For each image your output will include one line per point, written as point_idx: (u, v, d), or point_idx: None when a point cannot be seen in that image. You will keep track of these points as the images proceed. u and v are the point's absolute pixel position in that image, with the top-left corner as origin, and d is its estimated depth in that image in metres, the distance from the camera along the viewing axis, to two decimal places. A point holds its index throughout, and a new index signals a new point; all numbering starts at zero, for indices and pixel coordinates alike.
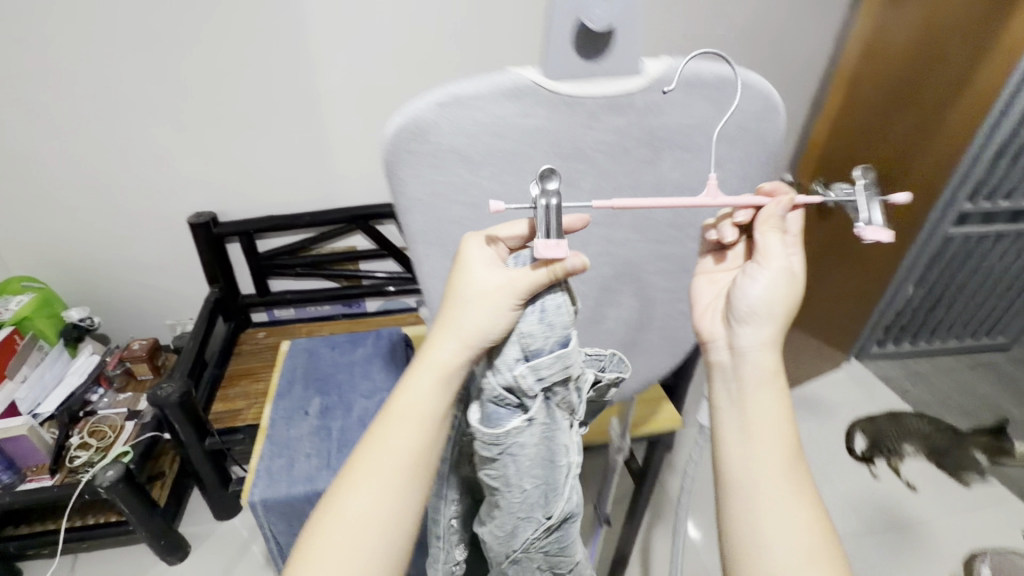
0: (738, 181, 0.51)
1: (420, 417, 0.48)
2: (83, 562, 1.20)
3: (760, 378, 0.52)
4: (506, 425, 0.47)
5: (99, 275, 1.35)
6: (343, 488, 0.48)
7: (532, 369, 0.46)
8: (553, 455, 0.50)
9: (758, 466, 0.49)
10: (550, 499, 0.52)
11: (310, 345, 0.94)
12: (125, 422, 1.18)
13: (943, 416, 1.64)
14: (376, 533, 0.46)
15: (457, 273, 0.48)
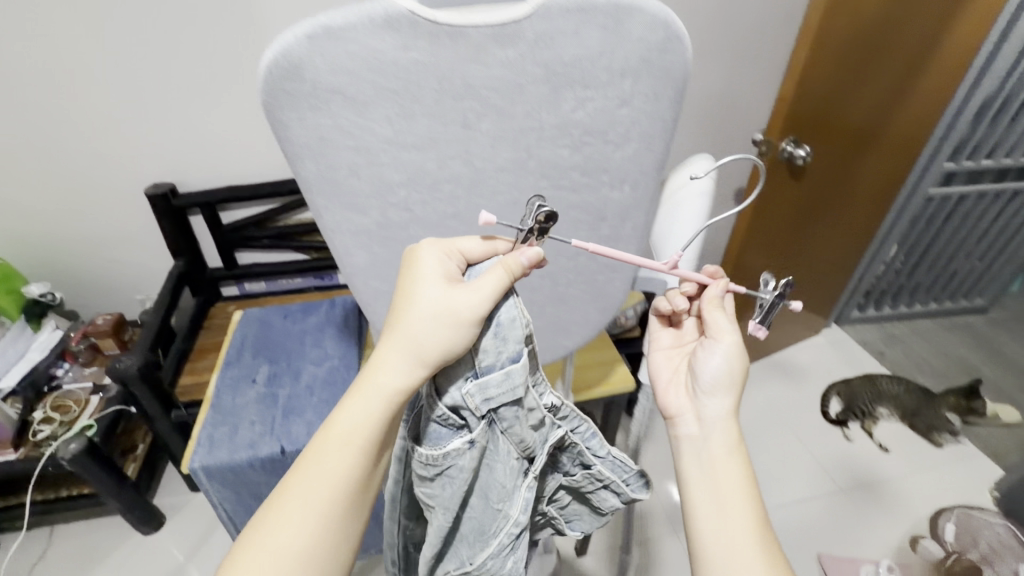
0: (658, 126, 0.47)
1: (358, 444, 0.47)
2: (62, 531, 1.20)
3: (725, 447, 0.55)
4: (446, 445, 0.48)
5: (50, 252, 1.28)
6: (269, 507, 0.46)
7: (479, 388, 0.46)
8: (489, 491, 0.51)
9: (728, 535, 0.51)
10: (482, 544, 0.53)
11: (263, 314, 0.93)
12: (91, 397, 1.18)
13: (915, 375, 1.69)
14: (297, 560, 0.44)
15: (407, 284, 0.47)
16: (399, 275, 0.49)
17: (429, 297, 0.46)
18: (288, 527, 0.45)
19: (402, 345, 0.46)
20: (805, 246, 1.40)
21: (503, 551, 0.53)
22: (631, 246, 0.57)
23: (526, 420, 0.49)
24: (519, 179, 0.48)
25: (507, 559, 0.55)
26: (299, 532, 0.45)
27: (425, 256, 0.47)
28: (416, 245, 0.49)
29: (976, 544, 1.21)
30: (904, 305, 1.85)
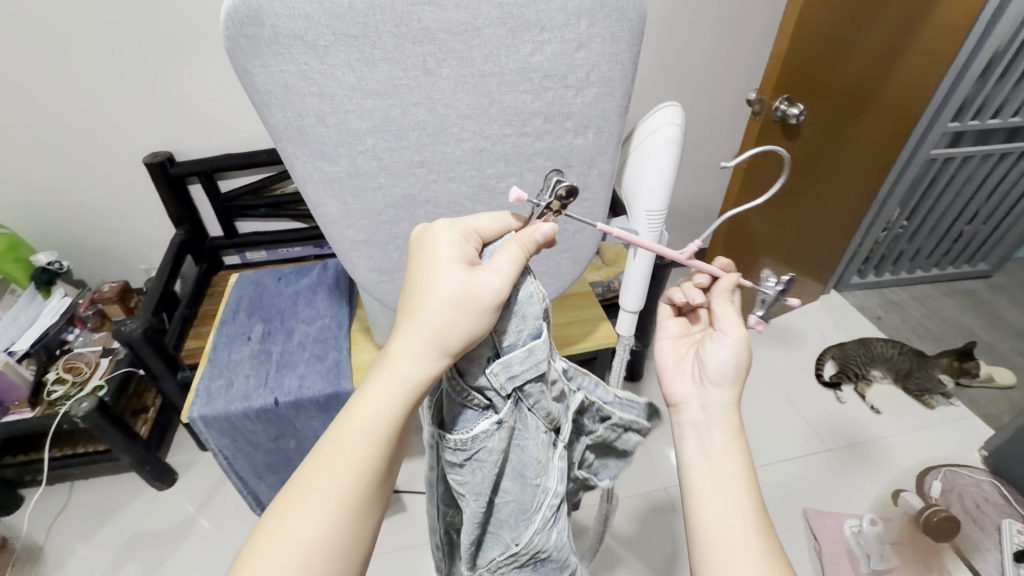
0: (611, 66, 0.49)
1: (377, 431, 0.43)
2: (81, 486, 1.27)
3: (724, 434, 0.56)
4: (473, 428, 0.45)
5: (57, 223, 1.31)
6: (286, 502, 0.42)
7: (502, 365, 0.43)
8: (524, 469, 0.48)
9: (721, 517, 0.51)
10: (524, 519, 0.50)
11: (256, 277, 0.96)
12: (100, 359, 1.23)
13: (910, 340, 1.67)
14: (323, 551, 0.41)
15: (424, 266, 0.44)
16: (409, 260, 0.46)
17: (450, 279, 0.42)
18: (308, 519, 0.41)
19: (422, 326, 0.43)
20: (802, 211, 1.39)
21: (546, 527, 0.49)
22: (597, 195, 0.60)
23: (550, 391, 0.48)
24: (481, 125, 0.51)
25: (553, 540, 0.51)
26: (319, 525, 0.41)
27: (439, 236, 0.45)
28: (428, 227, 0.46)
29: (959, 500, 1.23)
30: (904, 270, 1.84)
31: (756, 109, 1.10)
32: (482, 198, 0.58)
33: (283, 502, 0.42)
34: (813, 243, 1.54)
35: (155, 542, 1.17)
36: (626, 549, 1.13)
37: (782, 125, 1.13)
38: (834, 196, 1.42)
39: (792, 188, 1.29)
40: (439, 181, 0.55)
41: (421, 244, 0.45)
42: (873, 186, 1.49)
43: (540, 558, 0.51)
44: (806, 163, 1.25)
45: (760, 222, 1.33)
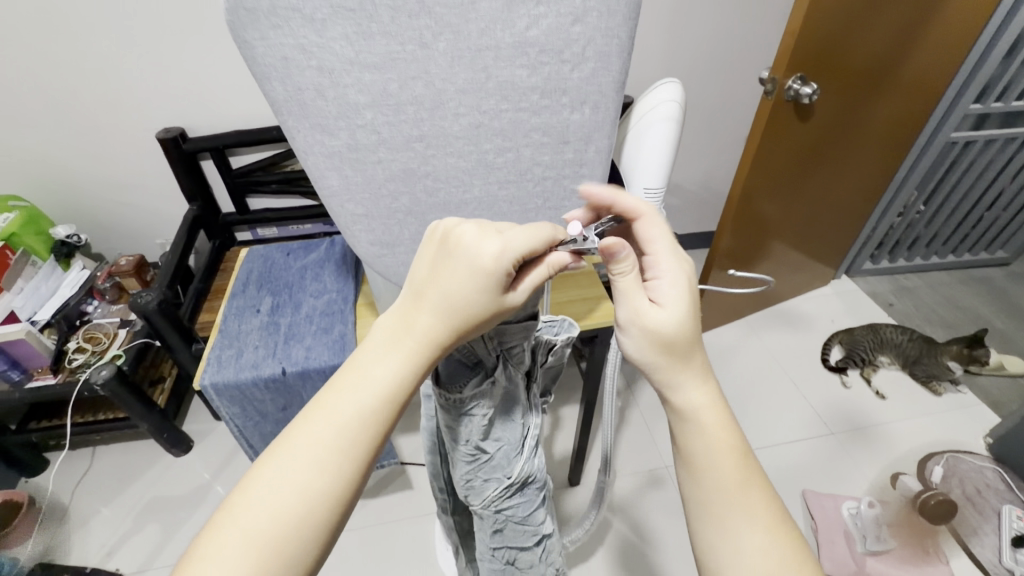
0: (605, 40, 0.50)
1: (395, 393, 0.38)
2: (103, 449, 1.33)
3: (722, 459, 0.42)
4: (465, 387, 0.48)
5: (74, 197, 1.34)
6: (286, 457, 0.36)
7: (498, 332, 0.48)
8: (512, 411, 0.52)
9: (740, 560, 0.40)
10: (515, 454, 0.53)
11: (266, 251, 0.99)
12: (119, 330, 1.27)
13: (922, 327, 1.64)
14: (331, 509, 0.35)
15: (460, 268, 0.40)
16: (438, 257, 0.41)
17: (484, 297, 0.40)
18: (315, 474, 0.35)
19: (444, 302, 0.40)
20: (814, 194, 1.37)
21: (531, 453, 0.53)
22: (594, 171, 0.61)
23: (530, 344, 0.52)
24: (478, 100, 0.52)
25: (538, 466, 0.55)
26: (329, 483, 0.35)
27: (486, 247, 0.40)
28: (473, 239, 0.40)
29: (960, 485, 1.24)
30: (919, 256, 1.81)
31: (768, 88, 1.07)
32: (480, 173, 0.58)
33: (283, 458, 0.36)
34: (824, 226, 1.52)
35: (171, 506, 1.23)
36: (626, 526, 1.16)
37: (795, 104, 1.11)
38: (847, 178, 1.39)
39: (803, 169, 1.27)
40: (437, 156, 0.56)
41: (463, 252, 0.40)
42: (889, 168, 1.46)
43: (529, 484, 0.55)
44: (818, 144, 1.22)
45: (770, 204, 1.32)
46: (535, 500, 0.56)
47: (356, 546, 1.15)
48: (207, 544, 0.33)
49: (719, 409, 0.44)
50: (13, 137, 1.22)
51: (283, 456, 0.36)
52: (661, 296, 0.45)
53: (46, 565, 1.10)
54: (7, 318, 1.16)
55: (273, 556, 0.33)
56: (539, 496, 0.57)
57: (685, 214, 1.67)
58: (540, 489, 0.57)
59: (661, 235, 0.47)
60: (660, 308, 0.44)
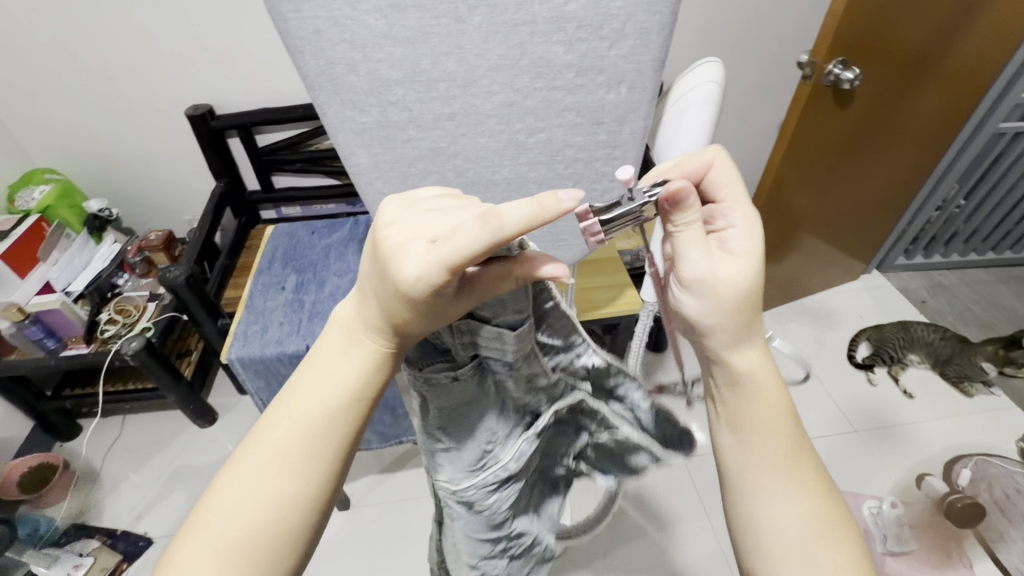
0: (645, 16, 0.48)
1: (361, 392, 0.40)
2: (132, 418, 1.38)
3: (754, 407, 0.40)
4: (426, 369, 0.42)
5: (107, 171, 1.37)
6: (247, 461, 0.38)
7: (469, 329, 0.39)
8: (478, 431, 0.45)
9: (793, 528, 0.38)
10: (466, 474, 0.47)
11: (291, 229, 1.00)
12: (147, 303, 1.29)
13: (956, 326, 1.59)
14: (297, 508, 0.37)
15: (389, 280, 0.36)
16: (371, 254, 0.37)
17: (412, 307, 0.36)
18: (278, 478, 0.37)
19: (383, 308, 0.38)
20: (848, 184, 1.32)
21: (487, 490, 0.47)
22: (627, 153, 0.60)
23: (524, 378, 0.42)
24: (512, 78, 0.51)
25: (491, 500, 0.49)
26: (290, 485, 0.37)
27: (405, 266, 0.34)
28: (394, 251, 0.35)
29: (988, 490, 1.20)
30: (956, 252, 1.74)
31: (807, 73, 1.03)
32: (510, 153, 0.59)
33: (246, 460, 0.38)
34: (857, 219, 1.47)
35: (197, 474, 1.27)
36: (642, 514, 1.16)
37: (834, 90, 1.06)
38: (885, 169, 1.33)
39: (841, 158, 1.22)
40: (468, 135, 0.56)
41: (389, 266, 0.35)
42: (931, 158, 1.39)
43: (474, 511, 0.50)
44: (856, 132, 1.18)
45: (802, 195, 1.28)
46: (482, 527, 0.52)
47: (374, 522, 1.18)
48: (180, 549, 0.36)
49: (772, 376, 0.40)
50: (48, 112, 1.24)
51: (251, 462, 0.37)
52: (732, 243, 0.40)
53: (81, 525, 1.18)
54: (43, 288, 1.20)
55: (238, 556, 0.35)
56: (487, 530, 0.53)
57: None
58: (492, 528, 0.53)
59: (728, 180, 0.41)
60: (731, 257, 0.39)
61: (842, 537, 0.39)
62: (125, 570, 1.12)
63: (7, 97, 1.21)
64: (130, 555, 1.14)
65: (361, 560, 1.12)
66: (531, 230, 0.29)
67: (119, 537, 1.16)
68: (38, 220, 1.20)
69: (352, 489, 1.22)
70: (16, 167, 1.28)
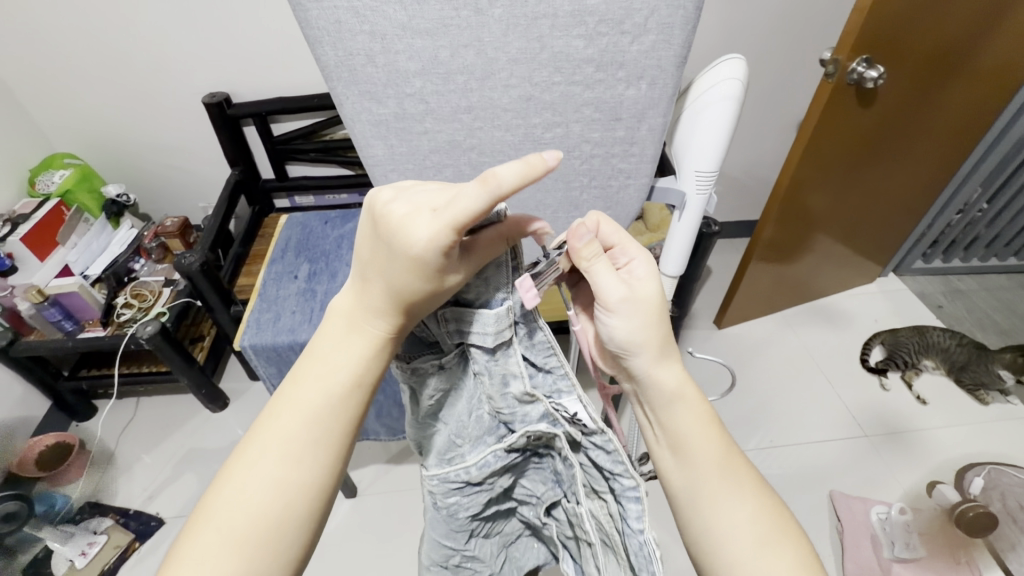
0: (667, 12, 0.47)
1: (363, 379, 0.40)
2: (146, 400, 1.41)
3: (688, 420, 0.43)
4: (415, 359, 0.45)
5: (126, 157, 1.39)
6: (254, 454, 0.38)
7: (455, 316, 0.41)
8: (453, 424, 0.46)
9: (738, 534, 0.41)
10: (436, 464, 0.49)
11: (304, 219, 1.01)
12: (163, 289, 1.31)
13: (973, 333, 1.56)
14: (306, 496, 0.38)
15: (395, 253, 0.36)
16: (372, 233, 0.38)
17: (422, 278, 0.37)
18: (286, 468, 0.37)
19: (388, 288, 0.38)
20: (866, 185, 1.29)
21: (447, 487, 0.49)
22: (645, 150, 0.59)
23: (491, 381, 0.42)
24: (531, 72, 0.51)
25: (450, 499, 0.50)
26: (301, 474, 0.38)
27: (415, 233, 0.35)
28: (400, 220, 0.35)
29: (1000, 499, 1.16)
30: (976, 258, 1.71)
31: (829, 70, 1.01)
32: (527, 147, 0.58)
33: (253, 451, 0.38)
34: (875, 222, 1.45)
35: (208, 458, 1.29)
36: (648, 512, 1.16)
37: (857, 88, 1.03)
38: (905, 171, 1.31)
39: (861, 158, 1.20)
40: (484, 129, 0.56)
41: (395, 237, 0.36)
42: (954, 161, 1.36)
43: (435, 505, 0.52)
44: (878, 132, 1.15)
45: (819, 197, 1.26)
46: (445, 526, 0.53)
47: (380, 512, 1.19)
48: (189, 550, 0.36)
49: (693, 386, 0.44)
50: (69, 96, 1.26)
51: (253, 452, 0.38)
52: (637, 272, 0.42)
53: (95, 504, 1.20)
54: (62, 271, 1.22)
55: (240, 545, 0.36)
56: (443, 534, 0.54)
57: (726, 200, 1.62)
58: (450, 535, 0.54)
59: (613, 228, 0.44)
60: (636, 282, 0.41)
61: (782, 545, 0.40)
62: (137, 549, 1.15)
63: (30, 82, 1.23)
64: (142, 534, 1.16)
65: (367, 547, 1.13)
66: (525, 187, 0.30)
67: (132, 516, 1.19)
68: (57, 205, 1.22)
69: (360, 477, 1.24)
70: (37, 151, 1.30)
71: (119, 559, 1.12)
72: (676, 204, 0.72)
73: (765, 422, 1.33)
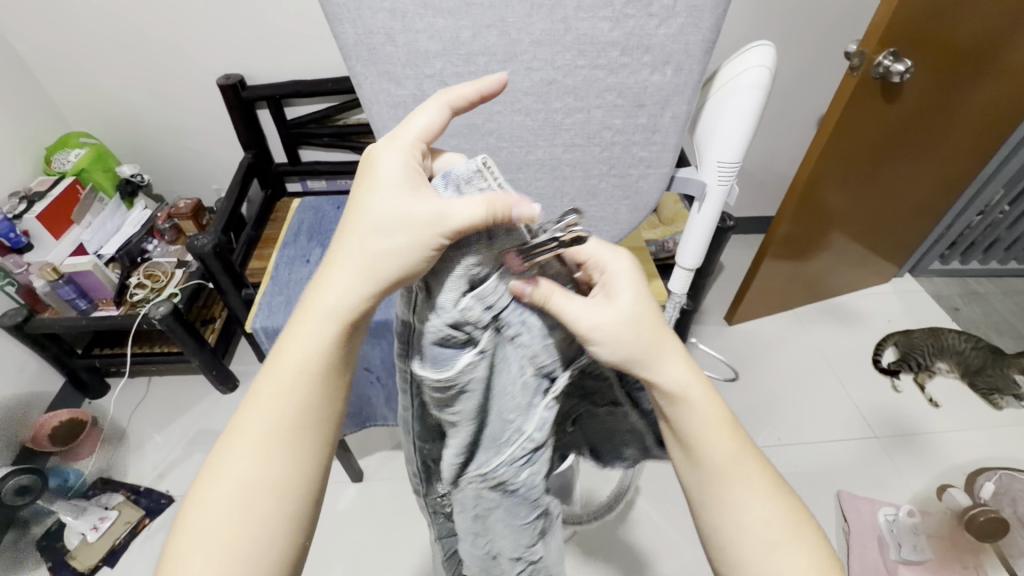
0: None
1: (308, 366, 0.41)
2: (157, 380, 1.42)
3: (700, 416, 0.44)
4: (455, 364, 0.40)
5: (140, 137, 1.39)
6: (221, 453, 0.40)
7: (478, 297, 0.38)
8: (498, 401, 0.44)
9: (744, 535, 0.42)
10: (495, 453, 0.46)
11: (317, 203, 1.01)
12: (175, 270, 1.32)
13: (990, 336, 1.53)
14: (272, 496, 0.39)
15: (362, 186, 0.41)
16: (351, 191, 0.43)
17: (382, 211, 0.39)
18: (248, 465, 0.39)
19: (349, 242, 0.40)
20: (886, 182, 1.26)
21: (516, 465, 0.46)
22: (667, 139, 0.58)
23: (534, 333, 0.42)
24: (553, 55, 0.50)
25: (526, 477, 0.48)
26: (257, 470, 0.39)
27: (382, 155, 0.41)
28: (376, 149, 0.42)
29: (1012, 504, 1.15)
30: (995, 260, 1.67)
31: (854, 63, 0.98)
32: (547, 133, 0.57)
33: (220, 452, 0.40)
34: (894, 219, 1.42)
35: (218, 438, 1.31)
36: (652, 506, 1.16)
37: (881, 82, 1.00)
38: (928, 169, 1.28)
39: (882, 155, 1.17)
40: (504, 113, 0.55)
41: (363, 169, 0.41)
42: (982, 156, 1.33)
43: (510, 492, 0.48)
44: (901, 127, 1.12)
45: (838, 193, 1.24)
46: (526, 506, 0.50)
47: (386, 498, 1.19)
48: (174, 553, 0.38)
49: (702, 381, 0.45)
50: (87, 75, 1.26)
51: (229, 455, 0.39)
52: (614, 285, 0.44)
53: (107, 480, 1.22)
54: (76, 249, 1.23)
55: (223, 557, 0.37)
56: (524, 513, 0.51)
57: (741, 195, 1.60)
58: (530, 508, 0.51)
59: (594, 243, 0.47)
60: (615, 299, 0.43)
61: (795, 546, 0.41)
62: (147, 525, 1.17)
63: (46, 60, 1.23)
64: (152, 511, 1.18)
65: (372, 531, 1.14)
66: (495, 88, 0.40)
67: (142, 493, 1.21)
68: (73, 183, 1.23)
69: (367, 463, 1.25)
70: (52, 130, 1.31)
71: (130, 534, 1.15)
72: (696, 195, 0.71)
73: (773, 420, 1.32)
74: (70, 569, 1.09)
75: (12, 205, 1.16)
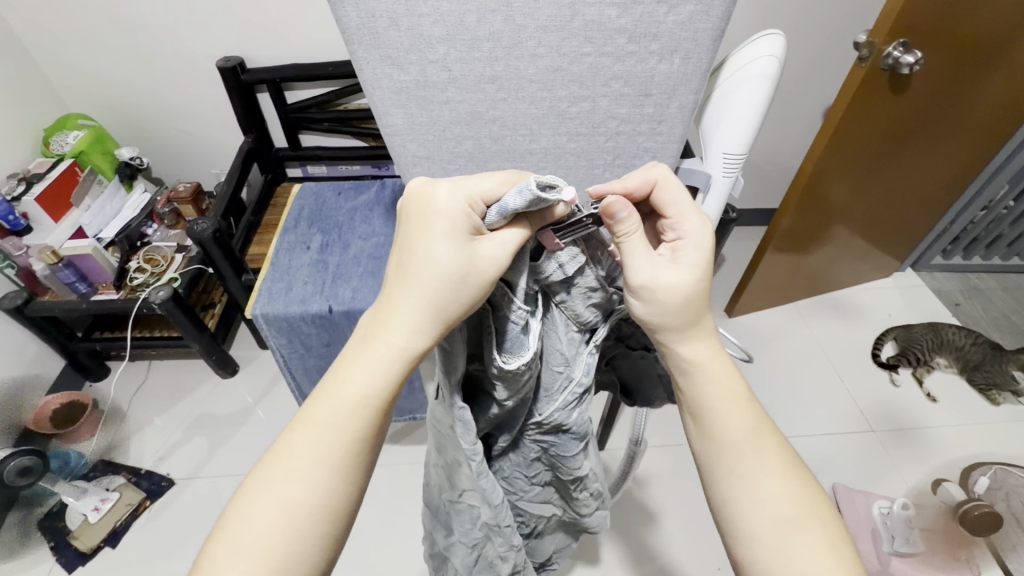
0: None
1: (368, 400, 0.41)
2: (157, 364, 1.42)
3: (715, 387, 0.45)
4: (527, 351, 0.43)
5: (140, 120, 1.38)
6: (268, 469, 0.39)
7: (533, 269, 0.43)
8: (546, 355, 0.48)
9: (760, 508, 0.42)
10: (545, 399, 0.50)
11: (318, 189, 1.00)
12: (175, 255, 1.31)
13: (989, 332, 1.53)
14: (317, 518, 0.39)
15: (422, 227, 0.42)
16: (402, 223, 0.44)
17: (449, 252, 0.41)
18: (296, 483, 0.38)
19: (411, 287, 0.41)
20: (894, 175, 1.25)
21: (568, 408, 0.49)
22: (673, 129, 0.58)
23: (583, 296, 0.45)
24: (559, 41, 0.49)
25: (575, 417, 0.51)
26: (305, 493, 0.38)
27: (438, 197, 0.42)
28: (423, 186, 0.42)
29: (1005, 499, 1.17)
30: (998, 257, 1.67)
31: (863, 54, 0.97)
32: (551, 122, 0.57)
33: (267, 468, 0.39)
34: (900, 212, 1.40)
35: (218, 423, 1.31)
36: (648, 497, 1.17)
37: (892, 74, 0.99)
38: (937, 163, 1.27)
39: (891, 147, 1.16)
40: (507, 100, 0.54)
41: (419, 207, 0.42)
42: (991, 151, 1.31)
43: (562, 430, 0.52)
44: (909, 121, 1.11)
45: (842, 187, 1.23)
46: (576, 445, 0.53)
47: (384, 484, 1.21)
48: (211, 552, 0.37)
49: (720, 358, 0.46)
50: (85, 57, 1.25)
51: (287, 471, 0.39)
52: (683, 254, 0.45)
53: (108, 462, 1.23)
54: (76, 233, 1.22)
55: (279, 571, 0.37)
56: (573, 448, 0.53)
57: (746, 186, 1.59)
58: (578, 448, 0.54)
59: (685, 201, 0.45)
60: (681, 267, 0.44)
61: (812, 521, 0.41)
62: (148, 507, 1.18)
63: (44, 40, 1.21)
64: (153, 493, 1.19)
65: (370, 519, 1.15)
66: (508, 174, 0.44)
67: (143, 475, 1.22)
68: (72, 165, 1.22)
69: None
70: (51, 110, 1.29)
71: (131, 516, 1.16)
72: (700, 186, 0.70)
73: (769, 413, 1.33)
74: (73, 549, 1.11)
75: (11, 186, 1.15)
